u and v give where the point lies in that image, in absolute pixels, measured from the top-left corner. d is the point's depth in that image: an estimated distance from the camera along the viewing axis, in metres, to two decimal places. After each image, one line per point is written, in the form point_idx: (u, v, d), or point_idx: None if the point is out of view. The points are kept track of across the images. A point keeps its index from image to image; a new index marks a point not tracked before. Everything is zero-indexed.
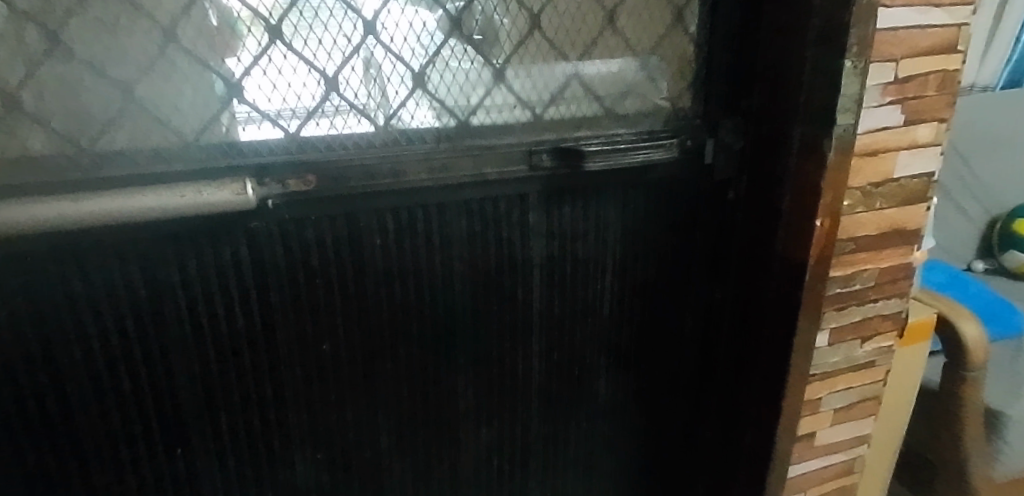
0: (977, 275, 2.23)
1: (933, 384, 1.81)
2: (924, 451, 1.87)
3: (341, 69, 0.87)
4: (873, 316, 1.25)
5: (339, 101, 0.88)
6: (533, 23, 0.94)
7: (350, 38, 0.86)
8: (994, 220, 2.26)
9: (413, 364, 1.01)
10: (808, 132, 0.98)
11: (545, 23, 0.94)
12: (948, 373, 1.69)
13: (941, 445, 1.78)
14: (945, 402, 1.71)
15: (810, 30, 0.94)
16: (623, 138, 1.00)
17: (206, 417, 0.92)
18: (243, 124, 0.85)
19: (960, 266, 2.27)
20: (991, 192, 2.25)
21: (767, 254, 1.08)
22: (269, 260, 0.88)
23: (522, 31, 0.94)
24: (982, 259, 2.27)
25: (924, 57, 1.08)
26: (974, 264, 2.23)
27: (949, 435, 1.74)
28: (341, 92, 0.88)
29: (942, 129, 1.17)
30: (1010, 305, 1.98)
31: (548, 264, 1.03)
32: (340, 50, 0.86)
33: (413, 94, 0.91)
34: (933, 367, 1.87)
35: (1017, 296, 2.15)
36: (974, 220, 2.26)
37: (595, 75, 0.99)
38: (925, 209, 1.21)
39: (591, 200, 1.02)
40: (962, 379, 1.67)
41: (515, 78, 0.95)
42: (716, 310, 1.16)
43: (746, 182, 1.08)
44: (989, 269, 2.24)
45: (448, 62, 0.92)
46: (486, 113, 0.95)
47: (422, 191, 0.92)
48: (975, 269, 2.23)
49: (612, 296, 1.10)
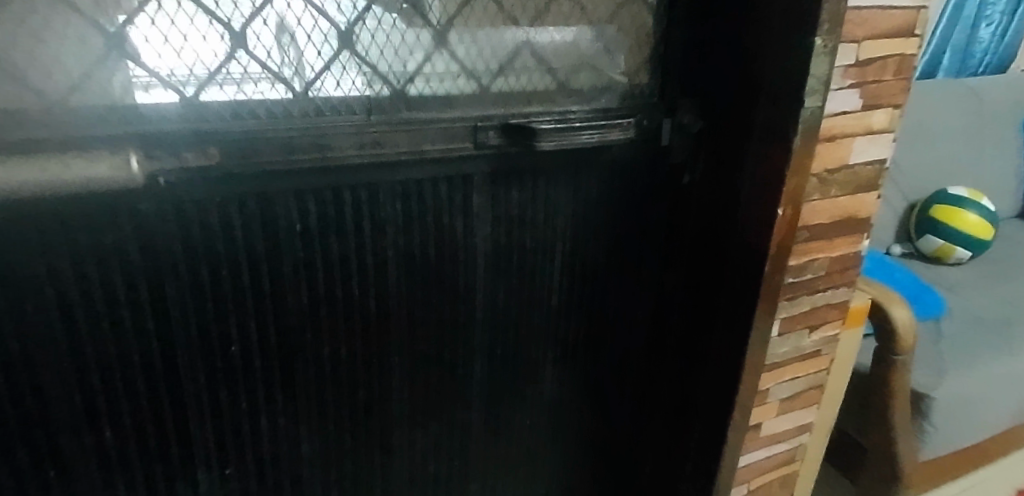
0: (895, 258, 2.29)
1: (864, 369, 1.83)
2: (853, 435, 1.90)
3: (252, 23, 0.74)
4: (822, 306, 1.21)
5: (251, 60, 0.75)
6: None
7: None
8: (913, 205, 2.31)
9: (340, 367, 0.90)
10: (774, 113, 0.91)
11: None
12: (879, 359, 1.71)
13: (870, 429, 1.80)
14: (876, 387, 1.73)
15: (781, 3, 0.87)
16: (576, 115, 0.91)
17: (86, 433, 0.78)
18: (116, 85, 0.70)
19: (880, 250, 2.32)
20: (908, 178, 2.30)
21: (724, 242, 1.02)
22: (162, 248, 0.74)
23: None
24: (900, 244, 2.33)
25: (882, 39, 1.03)
26: (893, 248, 2.28)
27: (878, 419, 1.76)
28: (251, 49, 0.75)
29: (897, 115, 1.13)
30: (930, 290, 2.03)
31: (493, 252, 0.95)
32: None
33: (339, 57, 0.78)
34: (863, 351, 1.89)
35: (937, 281, 2.21)
36: (894, 205, 2.29)
37: (548, 44, 0.89)
38: (875, 197, 1.17)
39: (541, 183, 0.94)
40: (893, 363, 1.68)
41: (458, 43, 0.84)
42: (666, 300, 1.10)
43: (703, 164, 1.02)
44: (906, 253, 2.30)
45: (382, 21, 0.79)
46: (425, 81, 0.83)
47: (352, 170, 0.80)
48: (894, 253, 2.29)
49: (560, 285, 1.02)
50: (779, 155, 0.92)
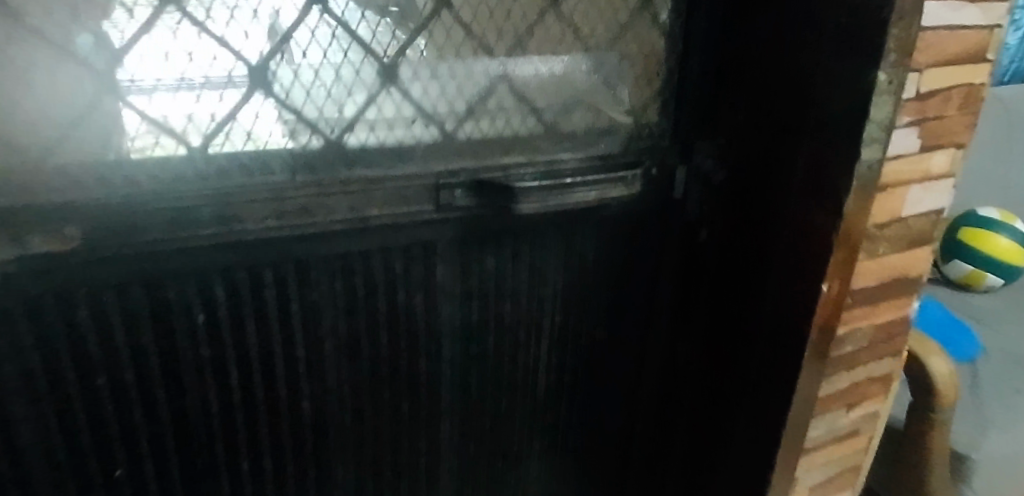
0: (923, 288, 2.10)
1: (895, 421, 1.64)
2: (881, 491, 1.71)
3: (121, 57, 0.54)
4: (862, 380, 1.02)
5: (120, 106, 0.55)
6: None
7: (134, 11, 0.53)
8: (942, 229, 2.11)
9: (266, 481, 0.71)
10: (820, 164, 0.72)
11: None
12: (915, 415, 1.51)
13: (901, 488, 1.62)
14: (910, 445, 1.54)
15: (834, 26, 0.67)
16: (567, 167, 0.72)
17: None
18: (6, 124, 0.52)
19: None
20: None
21: (750, 315, 0.83)
22: (8, 356, 0.56)
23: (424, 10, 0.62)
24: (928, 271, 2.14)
25: (948, 67, 0.84)
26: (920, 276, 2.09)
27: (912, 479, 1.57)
28: (123, 94, 0.55)
29: (958, 156, 0.93)
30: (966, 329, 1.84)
31: (464, 332, 0.76)
32: (117, 26, 0.53)
33: (251, 102, 0.58)
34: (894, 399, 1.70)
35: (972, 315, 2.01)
36: None
37: (532, 77, 0.70)
38: (929, 252, 0.98)
39: (523, 248, 0.75)
40: (931, 421, 1.49)
41: (412, 78, 0.64)
42: (677, 377, 0.91)
43: (725, 221, 0.82)
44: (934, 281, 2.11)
45: (308, 52, 0.59)
46: (369, 130, 0.63)
47: (272, 244, 0.62)
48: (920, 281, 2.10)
49: (548, 368, 0.83)
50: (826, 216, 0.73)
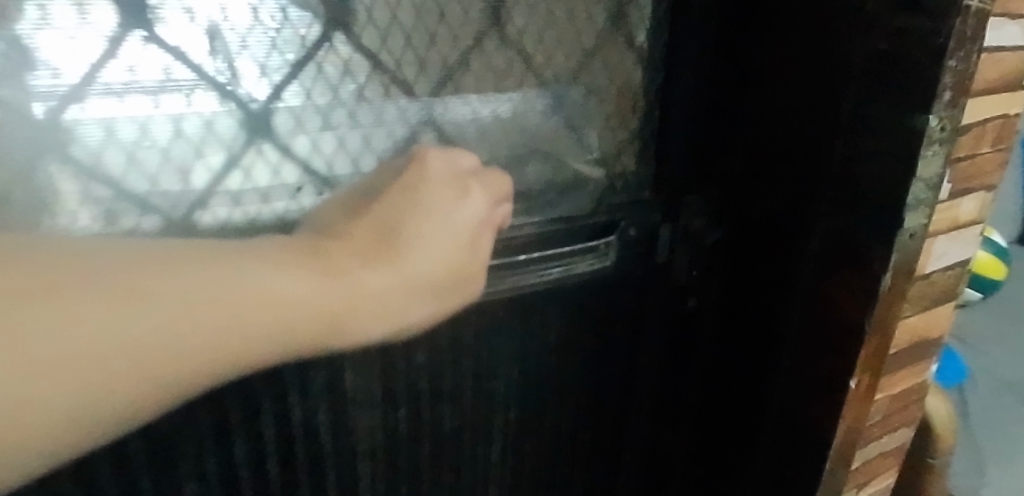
0: None
1: None
2: None
3: None
4: (874, 457, 0.87)
5: None
6: (339, 22, 0.43)
7: None
8: None
9: None
10: (849, 227, 0.56)
11: (367, 22, 0.44)
12: None
13: None
14: None
15: (869, 53, 0.51)
16: (523, 237, 0.53)
17: None
18: None
19: None
20: None
21: (753, 404, 0.66)
22: None
23: (306, 35, 0.43)
24: None
25: (986, 98, 0.69)
26: None
27: None
28: None
29: (987, 200, 0.79)
30: None
31: (385, 447, 0.58)
32: None
33: (40, 171, 0.38)
34: None
35: None
36: None
37: (466, 121, 0.50)
38: (951, 310, 0.83)
39: (463, 338, 0.57)
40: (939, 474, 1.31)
41: (294, 128, 0.44)
42: (659, 471, 0.73)
43: (722, 284, 0.66)
44: None
45: (127, 96, 0.39)
46: (231, 202, 0.44)
47: None
48: None
49: (497, 476, 0.65)
50: (857, 292, 0.57)
